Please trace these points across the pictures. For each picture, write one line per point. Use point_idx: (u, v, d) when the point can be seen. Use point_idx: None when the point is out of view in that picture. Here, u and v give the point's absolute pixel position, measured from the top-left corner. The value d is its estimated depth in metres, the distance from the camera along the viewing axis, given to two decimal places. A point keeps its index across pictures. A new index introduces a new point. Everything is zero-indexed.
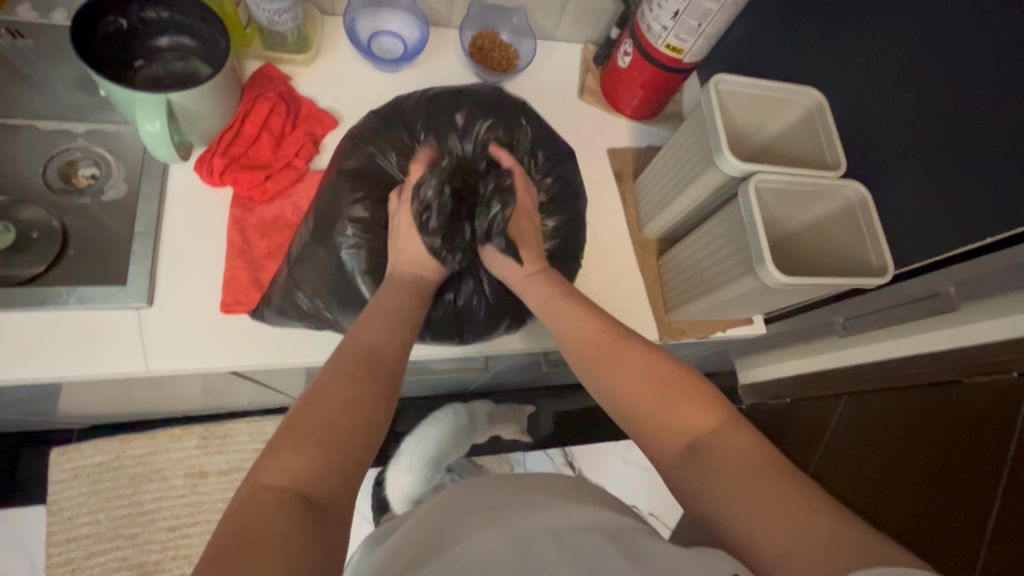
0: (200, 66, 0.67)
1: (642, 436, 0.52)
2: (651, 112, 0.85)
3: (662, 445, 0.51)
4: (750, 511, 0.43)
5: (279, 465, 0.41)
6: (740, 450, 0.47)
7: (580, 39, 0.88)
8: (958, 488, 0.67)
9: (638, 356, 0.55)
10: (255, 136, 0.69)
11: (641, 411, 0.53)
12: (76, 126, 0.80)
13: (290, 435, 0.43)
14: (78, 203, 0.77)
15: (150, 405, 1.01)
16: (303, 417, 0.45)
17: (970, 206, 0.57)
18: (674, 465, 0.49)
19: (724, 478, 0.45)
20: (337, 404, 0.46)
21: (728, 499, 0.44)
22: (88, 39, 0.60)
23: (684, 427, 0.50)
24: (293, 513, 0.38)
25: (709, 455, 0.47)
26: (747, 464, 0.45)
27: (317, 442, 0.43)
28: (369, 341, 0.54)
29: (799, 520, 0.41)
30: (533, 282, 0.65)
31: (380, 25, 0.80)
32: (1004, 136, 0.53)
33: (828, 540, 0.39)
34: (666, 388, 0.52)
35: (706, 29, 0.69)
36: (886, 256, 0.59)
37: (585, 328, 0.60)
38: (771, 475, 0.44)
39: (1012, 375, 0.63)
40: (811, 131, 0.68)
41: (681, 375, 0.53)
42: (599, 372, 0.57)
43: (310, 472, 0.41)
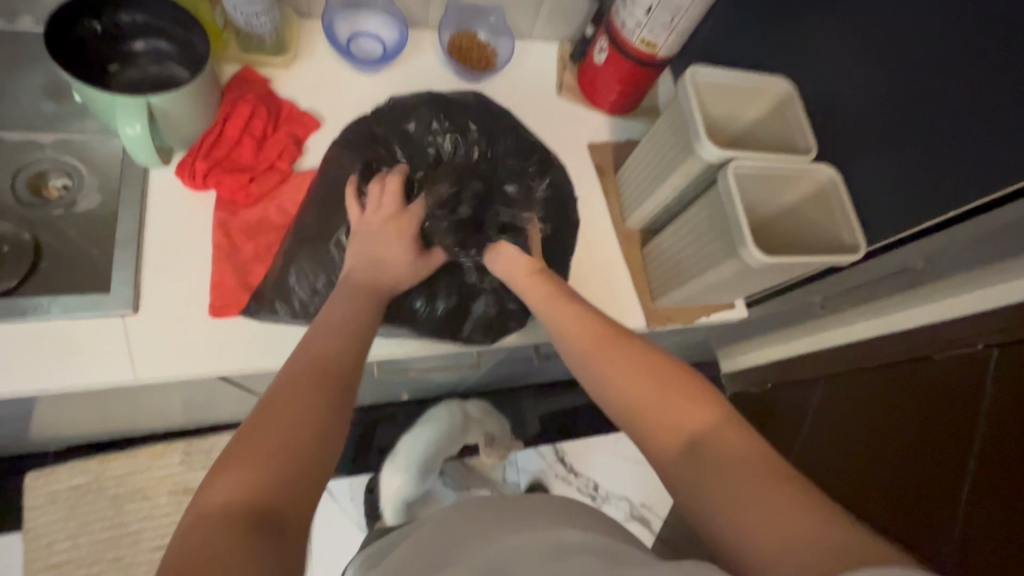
0: (176, 70, 0.66)
1: (641, 441, 0.53)
2: (628, 107, 0.87)
3: (661, 447, 0.51)
4: (745, 514, 0.44)
5: (226, 486, 0.40)
6: (739, 453, 0.47)
7: (556, 38, 0.90)
8: (932, 461, 0.70)
9: (625, 358, 0.57)
10: (237, 138, 0.68)
11: (638, 415, 0.53)
12: (45, 137, 0.78)
13: (238, 451, 0.43)
14: (50, 215, 0.75)
15: (129, 423, 0.98)
16: (253, 434, 0.44)
17: (940, 180, 0.60)
18: (672, 469, 0.50)
19: (725, 481, 0.46)
20: (285, 417, 0.45)
21: (723, 504, 0.45)
22: (61, 44, 0.59)
23: (680, 428, 0.51)
24: (237, 530, 0.38)
25: (701, 456, 0.48)
26: (732, 467, 0.46)
27: (265, 459, 0.42)
28: (321, 348, 0.52)
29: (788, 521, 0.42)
30: (534, 285, 0.65)
31: (358, 27, 0.80)
32: (961, 113, 0.56)
33: (826, 540, 0.40)
34: (665, 379, 0.54)
35: (677, 24, 0.71)
36: (858, 234, 0.63)
37: (586, 332, 0.60)
38: (771, 479, 0.45)
39: (979, 348, 0.66)
40: (782, 118, 0.72)
41: (663, 374, 0.55)
42: (594, 376, 0.57)
43: (257, 488, 0.41)
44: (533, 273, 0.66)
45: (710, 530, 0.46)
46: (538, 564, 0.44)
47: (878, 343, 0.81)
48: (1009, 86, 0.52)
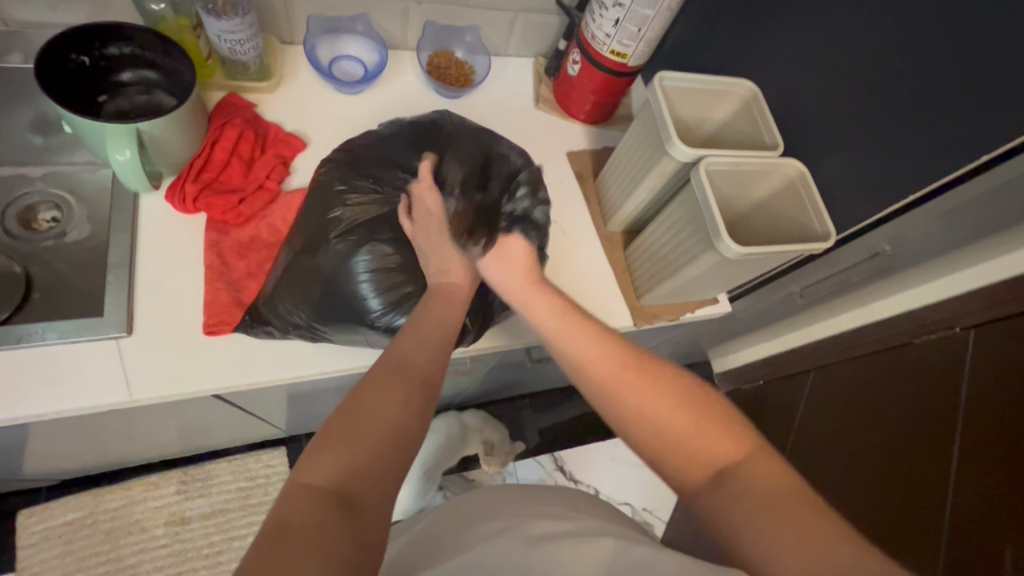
0: (164, 97, 0.68)
1: (660, 465, 0.50)
2: (603, 115, 0.91)
3: (684, 468, 0.48)
4: (771, 538, 0.41)
5: (317, 467, 0.42)
6: (764, 470, 0.45)
7: (530, 53, 0.94)
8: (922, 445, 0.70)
9: (650, 386, 0.52)
10: (226, 161, 0.70)
11: (659, 438, 0.50)
12: (34, 170, 0.79)
13: (331, 435, 0.45)
14: (41, 247, 0.76)
15: (124, 453, 0.97)
16: (342, 420, 0.46)
17: (902, 165, 0.63)
18: (694, 491, 0.47)
19: (750, 501, 0.43)
20: (372, 408, 0.47)
21: (754, 529, 0.42)
22: (52, 77, 0.61)
23: (708, 453, 0.48)
24: (328, 510, 0.39)
25: (729, 481, 0.45)
26: (767, 489, 0.44)
27: (353, 447, 0.44)
28: (407, 352, 0.54)
29: (821, 546, 0.39)
30: (531, 299, 0.65)
31: (340, 50, 0.83)
32: (915, 102, 0.60)
33: (850, 568, 0.38)
34: (686, 407, 0.50)
35: (645, 34, 0.75)
36: (828, 222, 0.66)
37: (597, 352, 0.57)
38: (797, 503, 0.42)
39: (957, 331, 0.69)
40: (749, 118, 0.75)
41: (692, 395, 0.52)
42: (615, 406, 0.53)
43: (346, 473, 0.42)
44: (539, 289, 0.65)
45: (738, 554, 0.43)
46: (540, 551, 0.46)
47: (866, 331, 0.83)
48: (955, 78, 0.56)
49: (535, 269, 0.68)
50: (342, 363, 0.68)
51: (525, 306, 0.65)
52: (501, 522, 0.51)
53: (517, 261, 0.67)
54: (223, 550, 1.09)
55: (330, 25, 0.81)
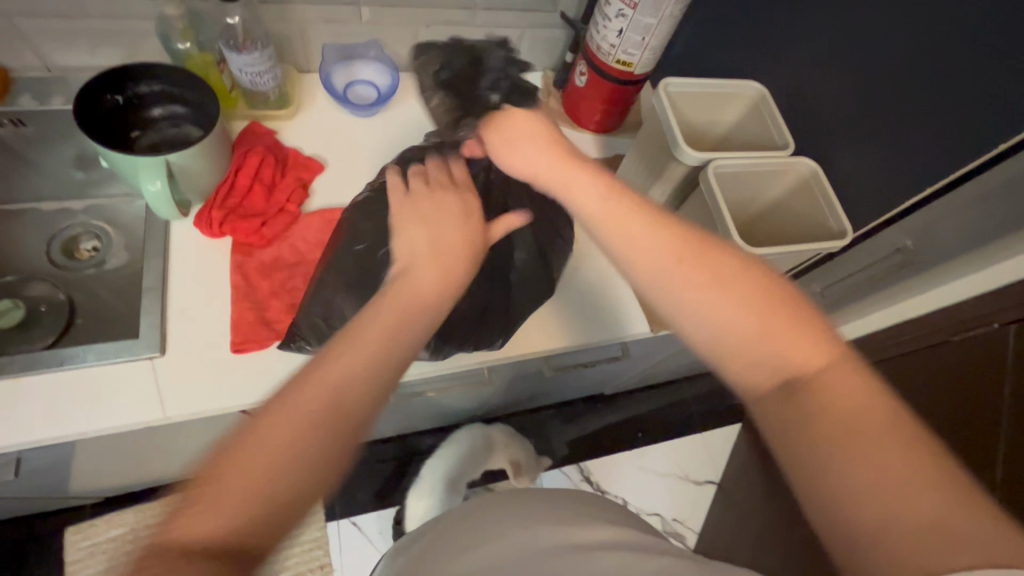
0: (192, 129, 0.72)
1: (716, 361, 0.46)
2: (613, 124, 0.91)
3: (754, 373, 0.44)
4: (845, 467, 0.38)
5: (196, 519, 0.34)
6: (849, 393, 0.40)
7: (539, 67, 0.96)
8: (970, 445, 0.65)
9: (709, 275, 0.47)
10: (248, 186, 0.74)
11: (727, 345, 0.45)
12: (76, 205, 0.84)
13: (218, 471, 0.35)
14: (83, 275, 0.81)
15: (163, 470, 1.02)
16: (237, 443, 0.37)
17: (917, 159, 0.62)
18: (763, 396, 0.43)
19: (824, 427, 0.39)
20: (282, 426, 0.38)
21: (825, 454, 0.39)
22: (90, 117, 0.65)
23: (780, 358, 0.43)
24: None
25: (801, 397, 0.41)
26: (847, 414, 0.39)
27: (245, 486, 0.35)
28: (346, 357, 0.43)
29: (903, 483, 0.36)
30: (566, 173, 0.56)
31: (354, 75, 0.85)
32: (925, 95, 0.59)
33: (938, 510, 0.35)
34: (755, 304, 0.45)
35: (649, 42, 0.76)
36: (843, 220, 0.65)
37: (650, 240, 0.50)
38: (883, 430, 0.38)
39: (995, 326, 0.64)
40: (758, 119, 0.75)
41: (760, 288, 0.46)
42: (668, 297, 0.48)
43: (232, 521, 0.34)
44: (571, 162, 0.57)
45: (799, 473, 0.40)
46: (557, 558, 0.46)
47: None
48: (965, 69, 0.55)
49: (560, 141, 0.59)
50: None
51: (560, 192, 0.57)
52: (518, 529, 0.51)
53: (530, 135, 0.59)
54: None
55: (344, 52, 0.84)
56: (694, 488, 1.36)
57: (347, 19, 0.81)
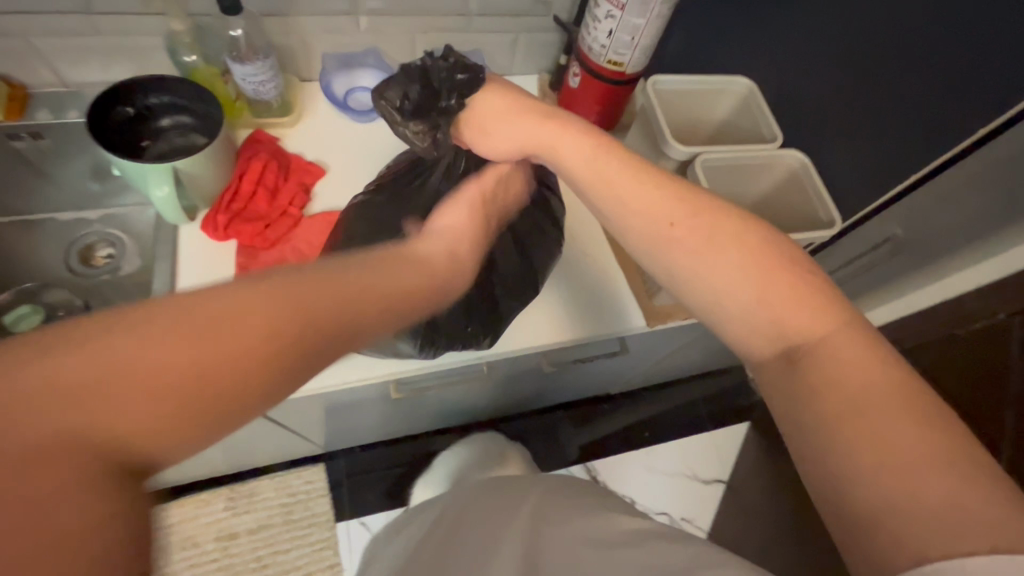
0: (198, 137, 0.75)
1: (716, 322, 0.45)
2: (609, 123, 0.93)
3: (756, 343, 0.43)
4: (846, 443, 0.36)
5: (98, 412, 0.29)
6: (852, 366, 0.38)
7: (535, 70, 0.98)
8: None
9: (705, 235, 0.46)
10: (252, 191, 0.76)
11: (727, 306, 0.44)
12: (92, 214, 0.89)
13: (121, 379, 0.30)
14: (99, 281, 0.87)
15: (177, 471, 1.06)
16: (157, 337, 0.31)
17: (902, 150, 0.63)
18: (766, 367, 0.43)
19: (824, 402, 0.38)
20: (229, 337, 0.32)
21: (829, 429, 0.37)
22: (102, 128, 0.69)
23: (778, 325, 0.42)
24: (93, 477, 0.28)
25: (801, 368, 0.40)
26: (848, 394, 0.38)
27: (169, 392, 0.31)
28: (317, 281, 0.38)
29: (902, 471, 0.34)
30: (558, 134, 0.55)
31: (354, 82, 0.88)
32: (907, 85, 0.60)
33: (946, 498, 0.33)
34: (752, 270, 0.44)
35: (639, 42, 0.78)
36: (832, 210, 0.65)
37: (649, 202, 0.49)
38: (890, 407, 0.36)
39: (1003, 318, 0.67)
40: (748, 113, 0.76)
41: (757, 252, 0.44)
42: (661, 264, 0.48)
43: (152, 428, 0.30)
44: (551, 120, 0.56)
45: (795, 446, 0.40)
46: None
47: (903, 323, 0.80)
48: (944, 57, 0.55)
49: (537, 107, 0.58)
50: (362, 374, 0.74)
51: (551, 157, 0.55)
52: None
53: (498, 110, 0.59)
54: (268, 564, 1.18)
55: (344, 61, 0.87)
56: (701, 486, 1.36)
57: (346, 29, 0.83)
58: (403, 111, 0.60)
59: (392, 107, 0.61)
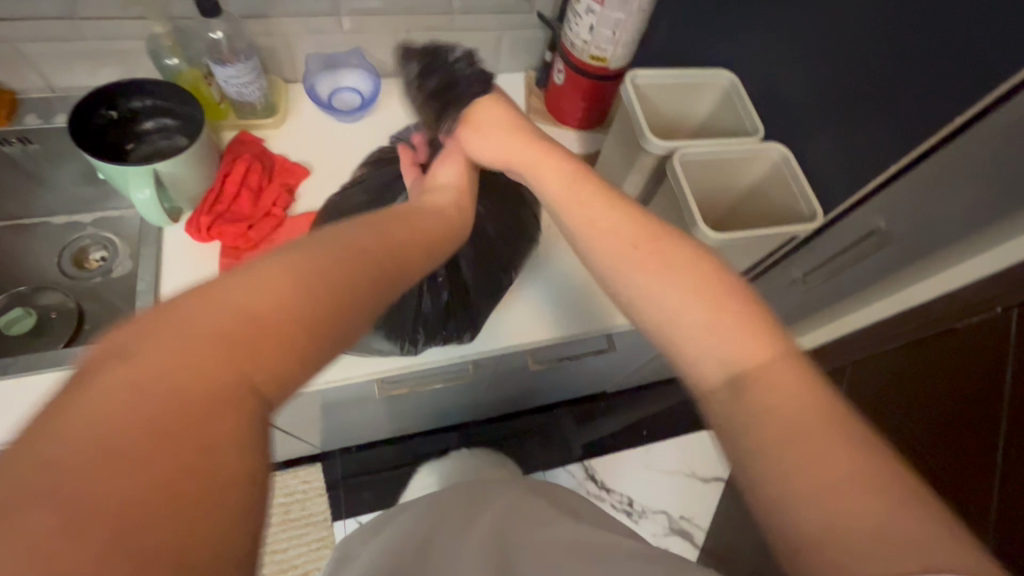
0: (180, 139, 0.75)
1: (662, 342, 0.43)
2: (595, 120, 0.93)
3: (700, 371, 0.40)
4: (787, 472, 0.34)
5: (210, 367, 0.28)
6: (788, 395, 0.36)
7: (521, 67, 0.98)
8: (957, 442, 0.62)
9: (653, 258, 0.45)
10: (235, 192, 0.76)
11: (673, 327, 0.42)
12: (85, 217, 0.90)
13: (233, 329, 0.30)
14: (91, 284, 0.87)
15: None
16: (226, 302, 0.31)
17: (884, 141, 0.61)
18: (710, 396, 0.40)
19: (762, 430, 0.36)
20: (296, 286, 0.33)
21: (769, 457, 0.35)
22: (84, 133, 0.70)
23: (721, 350, 0.40)
24: (237, 422, 0.28)
25: (745, 394, 0.37)
26: (783, 423, 0.35)
27: (264, 339, 0.31)
28: (353, 242, 0.38)
29: (840, 499, 0.32)
30: (532, 155, 0.56)
31: (339, 83, 0.89)
32: (886, 74, 0.59)
33: (880, 532, 0.31)
34: (695, 295, 0.42)
35: (621, 37, 0.77)
36: (814, 203, 0.64)
37: (602, 221, 0.49)
38: (819, 431, 0.34)
39: (999, 312, 0.60)
40: (731, 106, 0.76)
41: (701, 276, 0.43)
42: (614, 283, 0.47)
43: (264, 372, 0.30)
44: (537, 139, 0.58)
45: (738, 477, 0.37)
46: None
47: None
48: (923, 43, 0.54)
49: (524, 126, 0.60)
50: (344, 373, 0.73)
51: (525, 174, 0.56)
52: None
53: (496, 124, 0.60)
54: (265, 563, 1.19)
55: (328, 62, 0.87)
56: (700, 485, 1.34)
57: (328, 29, 0.84)
58: (425, 84, 0.65)
59: (410, 78, 0.67)
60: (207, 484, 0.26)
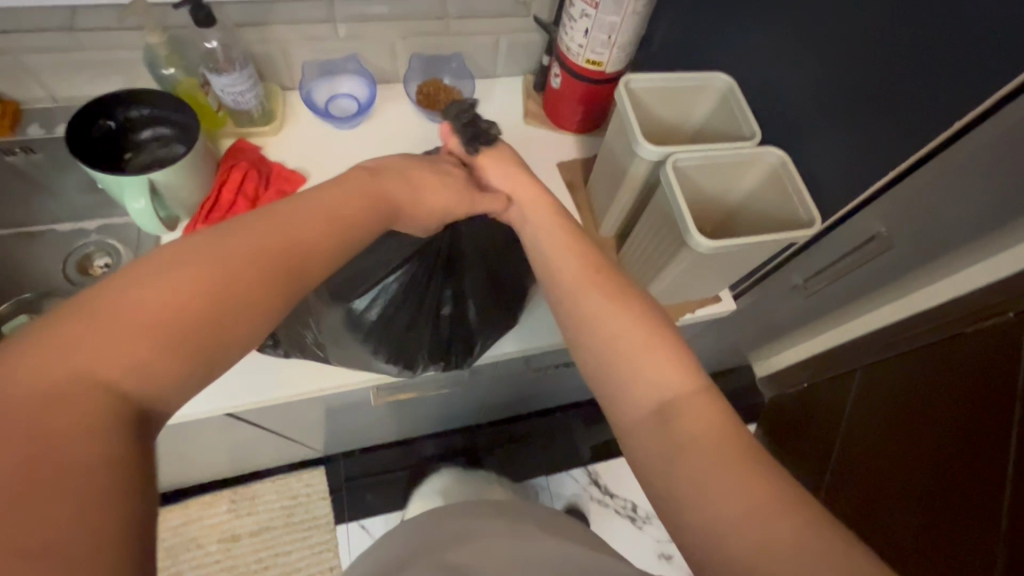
0: (177, 147, 0.75)
1: (608, 373, 0.50)
2: (593, 123, 0.92)
3: (629, 401, 0.48)
4: (707, 482, 0.41)
5: (86, 358, 0.34)
6: (699, 419, 0.44)
7: (519, 71, 0.97)
8: (966, 447, 0.67)
9: (603, 302, 0.53)
10: (231, 200, 0.77)
11: (614, 360, 0.50)
12: (90, 224, 0.90)
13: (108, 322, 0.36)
14: None
15: (178, 475, 1.08)
16: (114, 324, 0.36)
17: (879, 145, 0.60)
18: (637, 424, 0.47)
19: (680, 455, 0.43)
20: (180, 311, 0.38)
21: (686, 474, 0.42)
22: (83, 143, 0.71)
23: (651, 380, 0.47)
24: (103, 419, 0.33)
25: (670, 418, 0.45)
26: (701, 443, 0.43)
27: (143, 355, 0.36)
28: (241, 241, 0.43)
29: (750, 499, 0.39)
30: (524, 197, 0.65)
31: (336, 89, 0.90)
32: (882, 77, 0.57)
33: (792, 540, 0.37)
34: (635, 333, 0.50)
35: (616, 40, 0.76)
36: (812, 209, 0.63)
37: (576, 266, 0.57)
38: (731, 453, 0.42)
39: (1011, 316, 0.63)
40: (727, 110, 0.75)
41: (642, 318, 0.51)
42: (571, 319, 0.55)
43: (138, 379, 0.35)
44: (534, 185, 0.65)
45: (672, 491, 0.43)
46: None
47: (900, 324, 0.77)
48: (919, 45, 0.52)
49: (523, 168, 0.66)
50: (339, 380, 0.74)
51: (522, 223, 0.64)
52: None
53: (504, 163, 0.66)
54: (269, 565, 1.20)
55: (324, 68, 0.88)
56: None
57: (324, 36, 0.84)
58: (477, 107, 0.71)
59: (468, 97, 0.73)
60: (82, 446, 0.31)
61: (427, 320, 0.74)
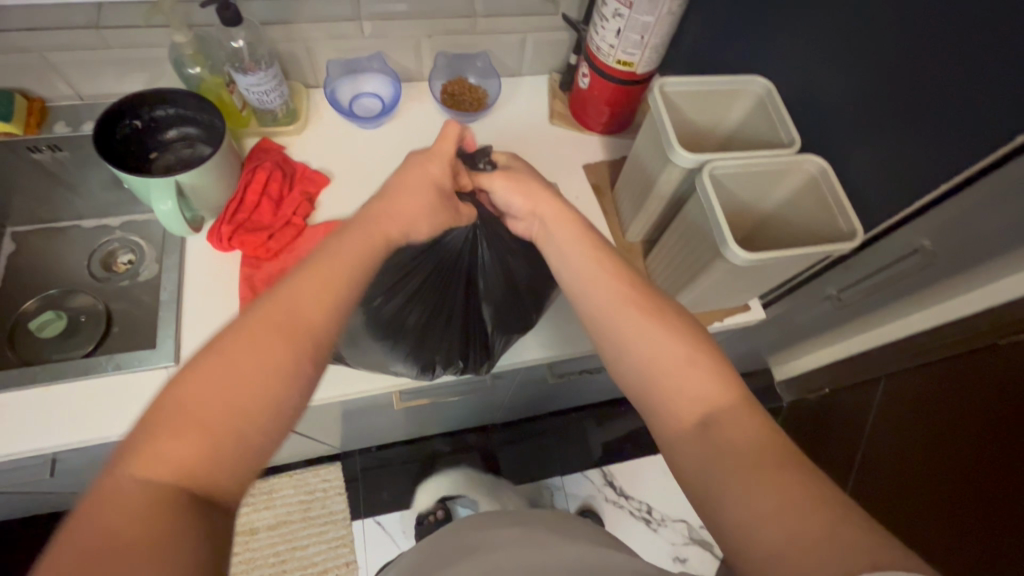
0: (204, 148, 0.76)
1: (645, 385, 0.49)
2: (620, 125, 0.90)
3: (669, 413, 0.47)
4: (747, 491, 0.39)
5: (168, 456, 0.37)
6: (739, 431, 0.43)
7: (545, 70, 0.95)
8: (1005, 461, 0.67)
9: (637, 312, 0.51)
10: (256, 201, 0.76)
11: (654, 372, 0.48)
12: (114, 221, 0.90)
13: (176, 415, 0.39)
14: (119, 287, 0.86)
15: None
16: (190, 417, 0.39)
17: (926, 155, 0.57)
18: (676, 437, 0.46)
19: (716, 467, 0.42)
20: (207, 402, 0.40)
21: (724, 478, 0.41)
22: (108, 142, 0.70)
23: (687, 391, 0.46)
24: (185, 504, 0.36)
25: (711, 430, 0.44)
26: (736, 450, 0.42)
27: (179, 449, 0.38)
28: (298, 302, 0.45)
29: (792, 509, 0.37)
30: (532, 192, 0.62)
31: (360, 88, 0.88)
32: (932, 84, 0.54)
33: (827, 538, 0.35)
34: (670, 347, 0.49)
35: (649, 41, 0.74)
36: (853, 221, 0.61)
37: (599, 269, 0.55)
38: (763, 454, 0.41)
39: None
40: (765, 114, 0.72)
41: (678, 329, 0.50)
42: (600, 327, 0.53)
43: (217, 465, 0.38)
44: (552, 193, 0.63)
45: (711, 507, 0.41)
46: None
47: (935, 337, 0.74)
48: (974, 53, 0.49)
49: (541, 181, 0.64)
50: (361, 386, 0.74)
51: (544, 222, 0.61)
52: None
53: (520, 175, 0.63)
54: (287, 559, 1.21)
55: (348, 67, 0.86)
56: None
57: (349, 34, 0.82)
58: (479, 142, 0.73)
59: None
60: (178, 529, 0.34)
61: (442, 324, 0.73)
